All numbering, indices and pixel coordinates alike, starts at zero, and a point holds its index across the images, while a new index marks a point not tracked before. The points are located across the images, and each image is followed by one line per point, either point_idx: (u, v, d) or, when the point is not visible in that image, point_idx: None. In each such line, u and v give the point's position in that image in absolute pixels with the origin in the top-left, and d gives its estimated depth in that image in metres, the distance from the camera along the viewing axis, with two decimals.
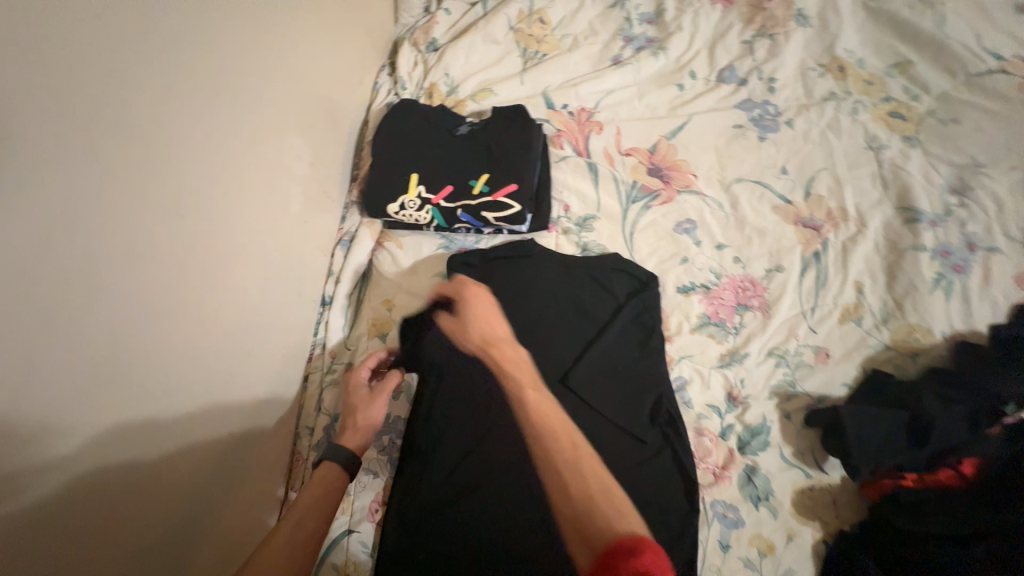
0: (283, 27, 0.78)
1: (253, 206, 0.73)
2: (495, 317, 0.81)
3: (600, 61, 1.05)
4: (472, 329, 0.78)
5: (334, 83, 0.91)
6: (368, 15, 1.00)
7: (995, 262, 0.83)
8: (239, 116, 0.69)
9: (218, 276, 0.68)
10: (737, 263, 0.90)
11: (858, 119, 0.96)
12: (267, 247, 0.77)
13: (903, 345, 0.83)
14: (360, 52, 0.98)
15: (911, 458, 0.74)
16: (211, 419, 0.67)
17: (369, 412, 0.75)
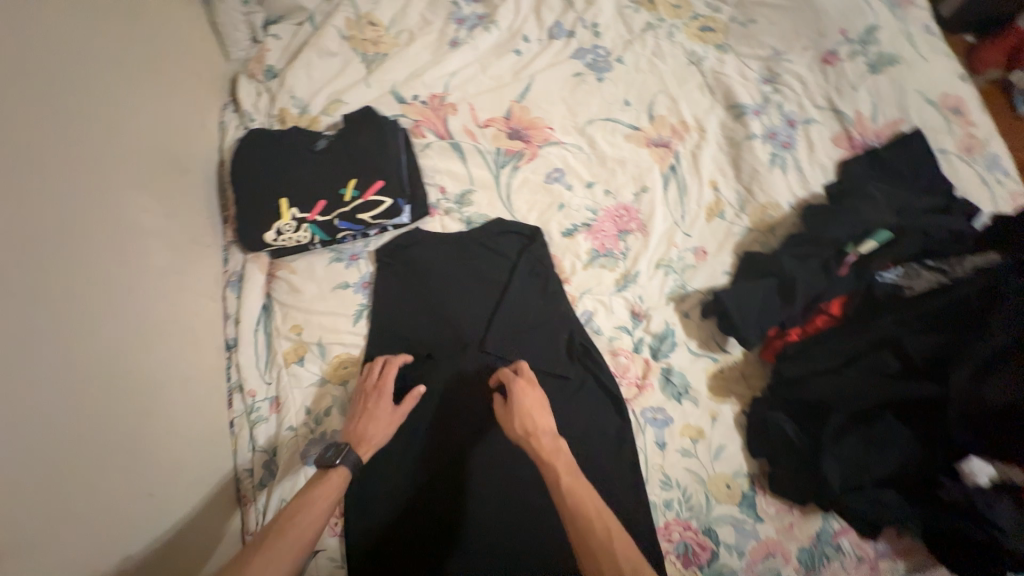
0: (105, 85, 0.75)
1: (124, 274, 0.71)
2: (546, 406, 0.73)
3: (439, 47, 1.09)
4: (517, 414, 0.71)
5: (177, 130, 0.89)
6: (198, 56, 0.98)
7: (813, 131, 0.95)
8: (78, 187, 0.67)
9: (107, 351, 0.66)
10: (608, 196, 0.97)
11: (675, 40, 1.06)
12: (152, 307, 0.75)
13: (761, 223, 0.93)
14: (198, 94, 0.96)
15: (789, 315, 0.82)
16: (137, 495, 0.65)
17: (383, 426, 0.74)
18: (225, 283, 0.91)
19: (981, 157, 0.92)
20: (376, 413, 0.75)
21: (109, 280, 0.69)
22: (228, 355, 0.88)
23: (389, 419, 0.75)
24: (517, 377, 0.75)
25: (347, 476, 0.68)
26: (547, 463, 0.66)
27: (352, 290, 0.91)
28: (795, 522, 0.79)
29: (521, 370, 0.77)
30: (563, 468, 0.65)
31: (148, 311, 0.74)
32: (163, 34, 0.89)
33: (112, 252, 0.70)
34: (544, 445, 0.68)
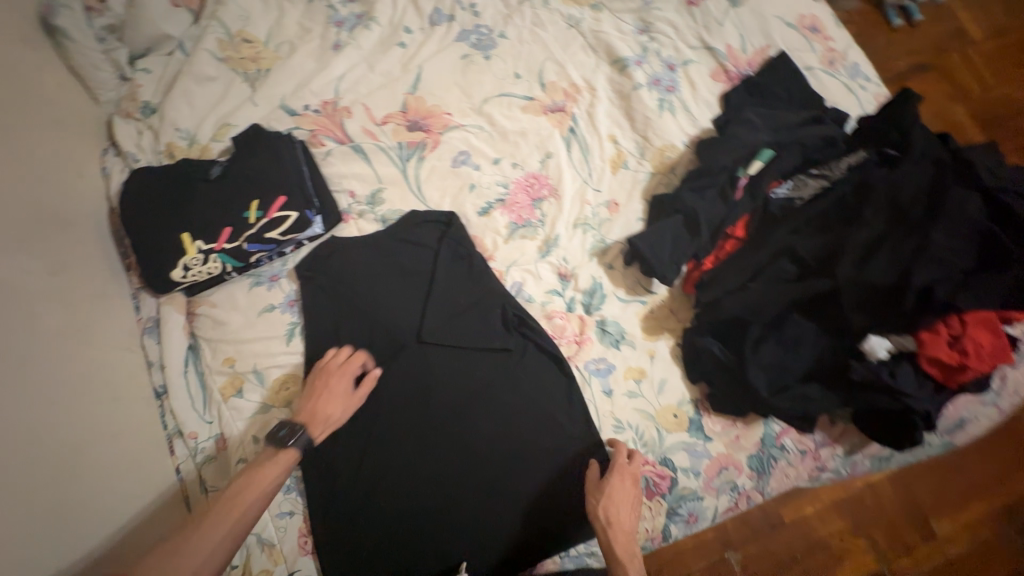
0: None
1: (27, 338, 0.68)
2: (634, 504, 0.77)
3: (323, 52, 1.07)
4: (605, 496, 0.76)
5: (58, 182, 0.84)
6: (66, 101, 0.92)
7: (693, 71, 1.00)
8: None
9: (16, 421, 0.62)
10: (516, 168, 0.99)
11: (552, 7, 1.08)
12: (62, 366, 0.71)
13: (662, 166, 0.98)
14: (74, 143, 0.91)
15: (699, 246, 0.87)
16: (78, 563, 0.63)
17: (337, 408, 0.79)
18: (142, 331, 0.88)
19: (843, 67, 1.00)
20: (333, 395, 0.79)
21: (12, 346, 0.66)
22: (161, 403, 0.85)
23: (345, 400, 0.80)
24: (623, 463, 0.78)
25: (297, 457, 0.73)
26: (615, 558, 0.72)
27: (279, 311, 0.90)
28: (741, 434, 0.84)
29: (634, 461, 0.79)
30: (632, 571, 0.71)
31: (61, 372, 0.71)
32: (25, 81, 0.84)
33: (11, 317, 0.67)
34: (621, 544, 0.73)
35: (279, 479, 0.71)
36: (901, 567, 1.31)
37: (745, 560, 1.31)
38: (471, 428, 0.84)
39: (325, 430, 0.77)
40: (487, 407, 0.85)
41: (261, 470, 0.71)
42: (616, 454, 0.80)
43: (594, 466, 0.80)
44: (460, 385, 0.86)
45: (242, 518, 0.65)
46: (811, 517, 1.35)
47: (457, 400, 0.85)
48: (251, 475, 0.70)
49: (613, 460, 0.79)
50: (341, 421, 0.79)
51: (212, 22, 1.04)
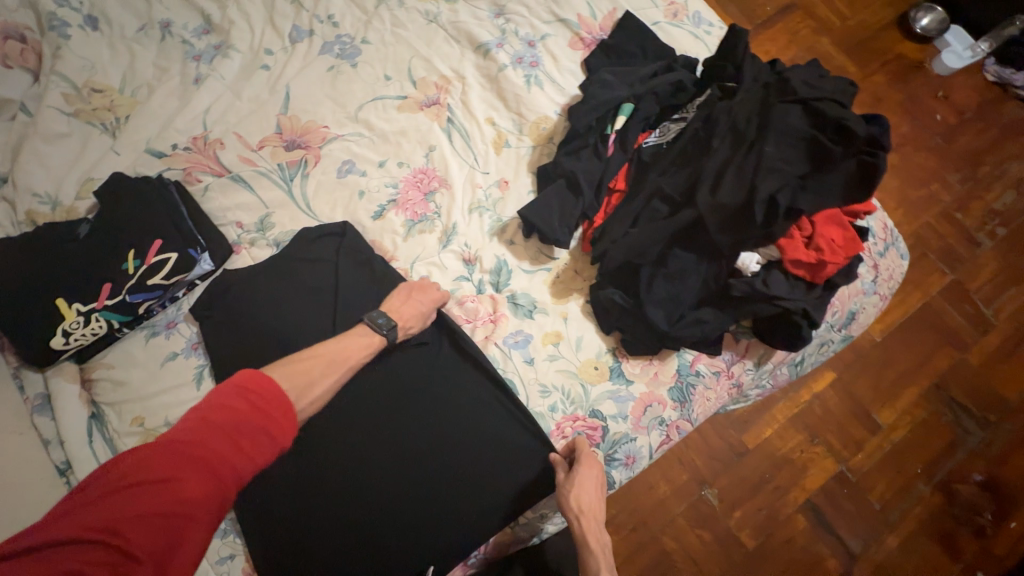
0: None
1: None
2: (601, 489, 0.80)
3: (183, 89, 1.03)
4: (577, 489, 0.77)
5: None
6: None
7: (551, 46, 1.05)
8: None
9: None
10: (403, 166, 1.00)
11: (408, 6, 1.10)
12: None
13: (540, 138, 1.01)
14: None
15: (586, 205, 0.91)
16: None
17: (417, 314, 0.84)
18: (32, 411, 0.83)
19: (686, 18, 1.07)
20: (415, 301, 0.85)
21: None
22: (67, 479, 0.80)
23: (424, 311, 0.85)
24: (587, 452, 0.81)
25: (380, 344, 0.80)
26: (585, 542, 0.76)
27: (183, 357, 0.87)
28: (658, 370, 0.89)
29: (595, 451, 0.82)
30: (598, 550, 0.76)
31: None
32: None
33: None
34: (590, 529, 0.77)
35: (366, 356, 0.79)
36: (856, 463, 1.41)
37: (720, 493, 1.37)
38: (403, 426, 0.84)
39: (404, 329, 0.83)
40: (415, 402, 0.85)
41: (357, 337, 0.79)
42: (580, 448, 0.81)
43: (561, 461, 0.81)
44: (383, 388, 0.85)
45: (339, 370, 0.74)
46: (770, 438, 1.42)
47: (384, 402, 0.85)
48: (347, 340, 0.78)
49: (580, 453, 0.81)
50: (418, 329, 0.85)
51: (52, 76, 0.99)
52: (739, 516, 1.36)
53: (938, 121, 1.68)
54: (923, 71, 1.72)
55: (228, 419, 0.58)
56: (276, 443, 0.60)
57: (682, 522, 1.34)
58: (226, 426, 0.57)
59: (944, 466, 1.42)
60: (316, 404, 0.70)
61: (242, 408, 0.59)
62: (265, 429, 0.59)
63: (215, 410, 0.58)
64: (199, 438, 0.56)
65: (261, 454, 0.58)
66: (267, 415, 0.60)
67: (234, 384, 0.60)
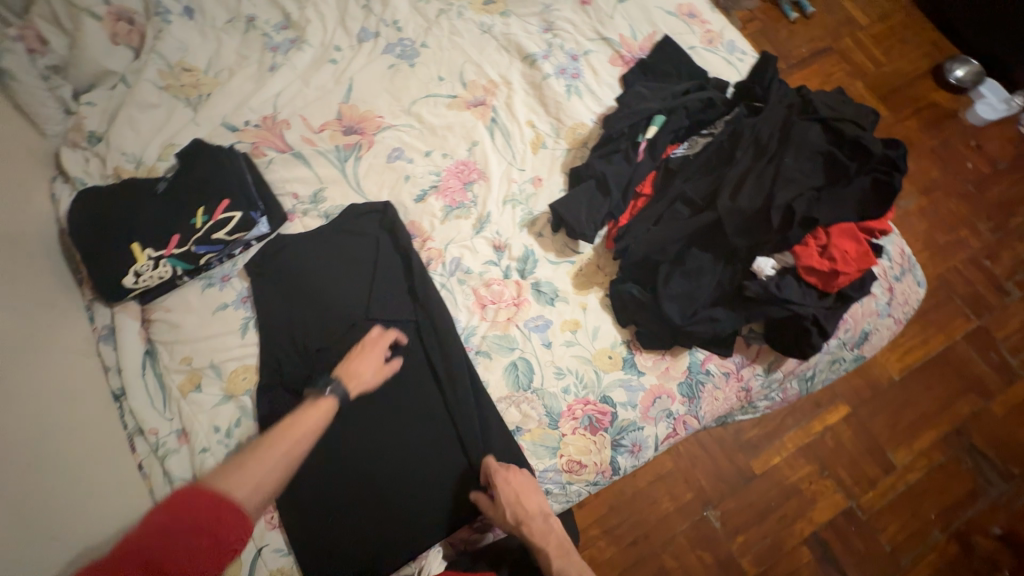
0: None
1: (16, 363, 0.74)
2: (532, 487, 0.81)
3: (260, 74, 1.15)
4: (507, 507, 0.78)
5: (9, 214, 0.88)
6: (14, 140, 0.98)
7: (592, 60, 1.14)
8: None
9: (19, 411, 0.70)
10: (446, 158, 1.09)
11: (466, 17, 1.21)
12: (38, 371, 0.78)
13: (575, 142, 1.09)
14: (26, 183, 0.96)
15: (612, 205, 0.98)
16: (81, 565, 0.67)
17: (366, 374, 0.85)
18: (98, 339, 0.93)
19: (721, 45, 1.15)
20: (365, 360, 0.86)
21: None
22: (120, 403, 0.89)
23: (377, 366, 0.87)
24: (503, 472, 0.80)
25: (333, 405, 0.79)
26: (539, 547, 0.79)
27: (232, 308, 0.95)
28: (670, 365, 0.93)
29: (508, 468, 0.81)
30: (554, 548, 0.79)
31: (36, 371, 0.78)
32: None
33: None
34: (537, 531, 0.79)
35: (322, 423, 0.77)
36: (867, 501, 1.39)
37: (723, 515, 1.36)
38: (423, 392, 0.90)
39: (358, 386, 0.83)
40: (437, 371, 0.90)
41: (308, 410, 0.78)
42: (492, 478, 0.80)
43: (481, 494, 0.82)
44: (409, 355, 0.92)
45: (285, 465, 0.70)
46: (779, 464, 1.42)
47: (407, 368, 0.91)
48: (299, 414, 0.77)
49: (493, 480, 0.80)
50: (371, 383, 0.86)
51: (151, 55, 1.12)
52: (741, 540, 1.34)
53: (970, 169, 1.69)
54: (956, 118, 1.75)
55: (177, 530, 0.59)
56: (221, 553, 0.61)
57: (683, 539, 1.34)
58: (171, 537, 0.59)
59: (961, 515, 1.38)
60: (264, 488, 0.68)
61: (190, 520, 0.60)
62: (214, 536, 0.61)
63: (153, 519, 0.60)
64: (149, 548, 0.58)
65: (208, 562, 0.60)
66: (215, 524, 0.61)
67: (175, 496, 0.62)
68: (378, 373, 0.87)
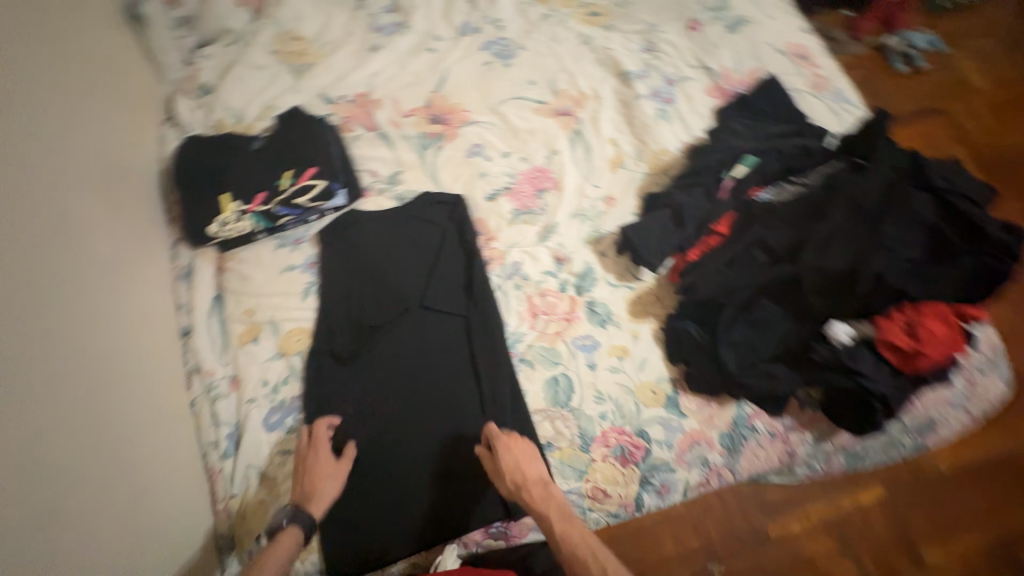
0: (72, 115, 0.87)
1: (108, 325, 0.81)
2: (532, 454, 0.79)
3: (361, 52, 1.20)
4: (507, 470, 0.77)
5: (91, 182, 0.87)
6: (92, 85, 0.95)
7: (690, 87, 1.12)
8: (74, 205, 0.82)
9: (107, 336, 0.80)
10: (524, 161, 1.10)
11: (568, 25, 1.21)
12: (119, 298, 0.86)
13: (656, 168, 1.07)
14: (99, 133, 0.93)
15: (684, 238, 0.96)
16: (136, 481, 0.74)
17: (327, 483, 0.79)
18: (175, 277, 0.99)
19: (829, 91, 1.09)
20: (320, 469, 0.80)
21: (78, 370, 0.71)
22: (184, 341, 0.95)
23: (334, 471, 0.81)
24: (504, 436, 0.80)
25: (298, 533, 0.74)
26: (539, 512, 0.73)
27: (298, 271, 1.00)
28: (714, 413, 0.89)
29: (510, 432, 0.81)
30: (555, 512, 0.72)
31: (118, 299, 0.86)
32: (78, 59, 0.92)
33: (89, 310, 0.78)
34: (535, 495, 0.74)
35: (292, 559, 0.72)
36: None
37: None
38: (462, 388, 0.90)
39: (322, 503, 0.77)
40: (479, 370, 0.90)
41: (279, 545, 0.72)
42: (492, 439, 0.80)
43: (482, 453, 0.81)
44: (453, 348, 0.93)
45: None
46: None
47: (450, 362, 0.92)
48: (268, 550, 0.72)
49: (493, 438, 0.80)
50: (336, 492, 0.79)
51: (269, 21, 1.19)
52: None
53: None
54: None
55: None
56: None
57: None
58: None
59: None
60: None
61: None
62: None
63: None
64: None
65: None
66: None
67: None
68: (339, 479, 0.80)
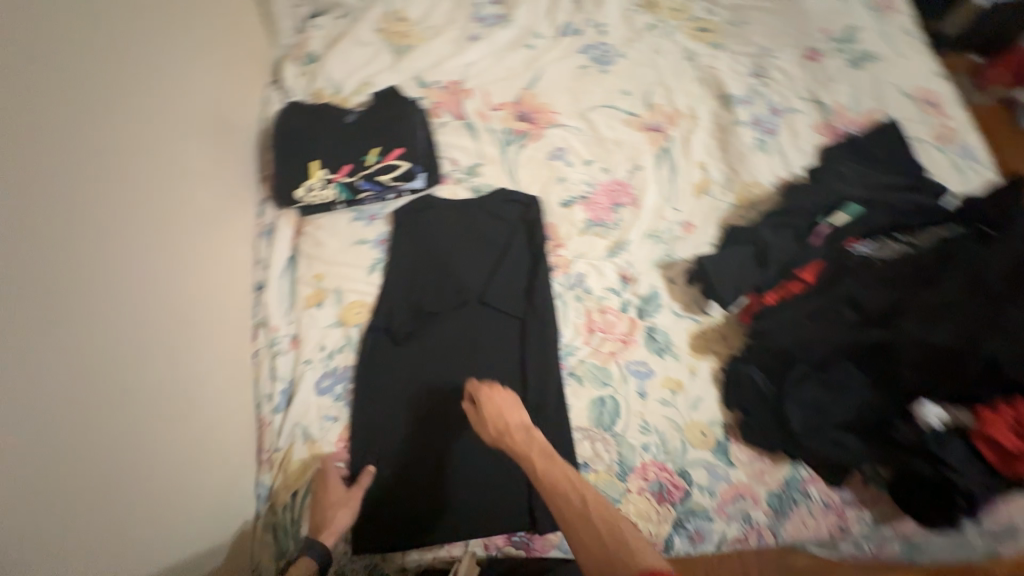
0: (184, 69, 0.93)
1: (192, 270, 0.87)
2: (516, 403, 0.78)
3: (460, 40, 1.21)
4: (490, 420, 0.76)
5: (195, 135, 0.94)
6: (179, 45, 0.93)
7: (796, 120, 1.05)
8: (174, 155, 0.88)
9: (188, 280, 0.86)
10: (605, 172, 1.07)
11: (674, 39, 1.17)
12: (206, 245, 0.92)
13: (744, 200, 1.01)
14: (182, 97, 0.91)
15: (763, 278, 0.90)
16: (192, 418, 0.80)
17: (338, 512, 0.78)
18: (258, 233, 1.05)
19: (957, 145, 0.99)
20: (332, 498, 0.80)
21: (154, 308, 0.77)
22: (256, 295, 1.01)
23: (346, 500, 0.80)
24: (486, 387, 0.80)
25: (313, 560, 0.70)
26: (520, 455, 0.70)
27: (368, 246, 1.02)
28: (765, 469, 0.84)
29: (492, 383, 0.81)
30: (535, 453, 0.69)
31: (205, 247, 0.92)
32: (199, 19, 0.99)
33: (174, 253, 0.84)
34: (517, 440, 0.72)
35: None
36: None
37: None
38: (507, 391, 0.89)
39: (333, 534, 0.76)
40: (526, 375, 0.90)
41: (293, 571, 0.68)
42: (474, 392, 0.80)
43: (468, 407, 0.81)
44: (505, 349, 0.92)
45: None
46: None
47: (500, 362, 0.91)
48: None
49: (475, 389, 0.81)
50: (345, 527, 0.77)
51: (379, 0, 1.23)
52: None
53: None
54: None
55: None
56: None
57: None
58: None
59: None
60: None
61: None
62: None
63: None
64: None
65: None
66: None
67: None
68: (349, 509, 0.79)
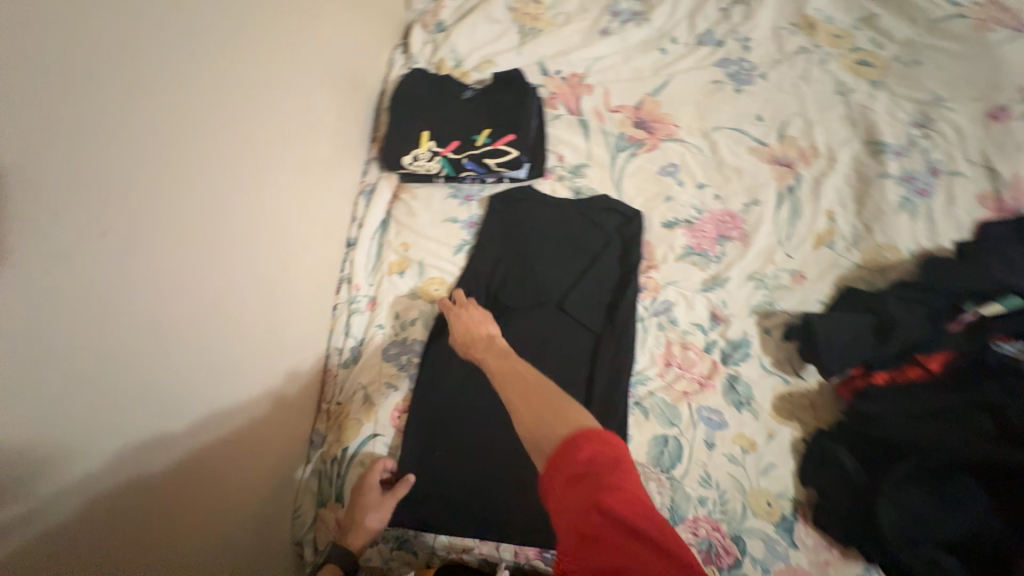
0: (320, 21, 0.96)
1: (293, 214, 0.90)
2: (485, 316, 0.87)
3: (590, 33, 1.16)
4: (459, 332, 0.85)
5: (323, 87, 0.97)
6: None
7: (957, 184, 0.92)
8: (300, 103, 0.91)
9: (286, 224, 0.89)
10: (716, 200, 0.99)
11: (828, 68, 1.06)
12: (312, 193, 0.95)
13: (872, 262, 0.91)
14: (285, 54, 0.87)
15: (877, 354, 0.80)
16: (264, 356, 0.83)
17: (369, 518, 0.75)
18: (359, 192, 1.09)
19: None
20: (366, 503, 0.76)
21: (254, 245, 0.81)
22: (347, 251, 1.05)
23: (379, 508, 0.76)
24: (456, 304, 0.90)
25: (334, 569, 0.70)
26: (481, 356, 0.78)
27: (458, 226, 1.02)
28: (831, 561, 0.75)
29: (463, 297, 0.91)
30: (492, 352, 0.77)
31: (310, 195, 0.95)
32: None
33: (281, 195, 0.87)
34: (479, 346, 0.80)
35: None
36: None
37: None
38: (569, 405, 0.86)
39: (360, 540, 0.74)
40: (590, 393, 0.86)
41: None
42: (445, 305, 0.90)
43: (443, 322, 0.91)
44: (574, 362, 0.89)
45: None
46: None
47: (566, 373, 0.88)
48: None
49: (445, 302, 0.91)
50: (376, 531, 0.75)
51: None
52: None
53: None
54: None
55: None
56: None
57: None
58: None
59: None
60: None
61: None
62: None
63: None
64: None
65: None
66: None
67: None
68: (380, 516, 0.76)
